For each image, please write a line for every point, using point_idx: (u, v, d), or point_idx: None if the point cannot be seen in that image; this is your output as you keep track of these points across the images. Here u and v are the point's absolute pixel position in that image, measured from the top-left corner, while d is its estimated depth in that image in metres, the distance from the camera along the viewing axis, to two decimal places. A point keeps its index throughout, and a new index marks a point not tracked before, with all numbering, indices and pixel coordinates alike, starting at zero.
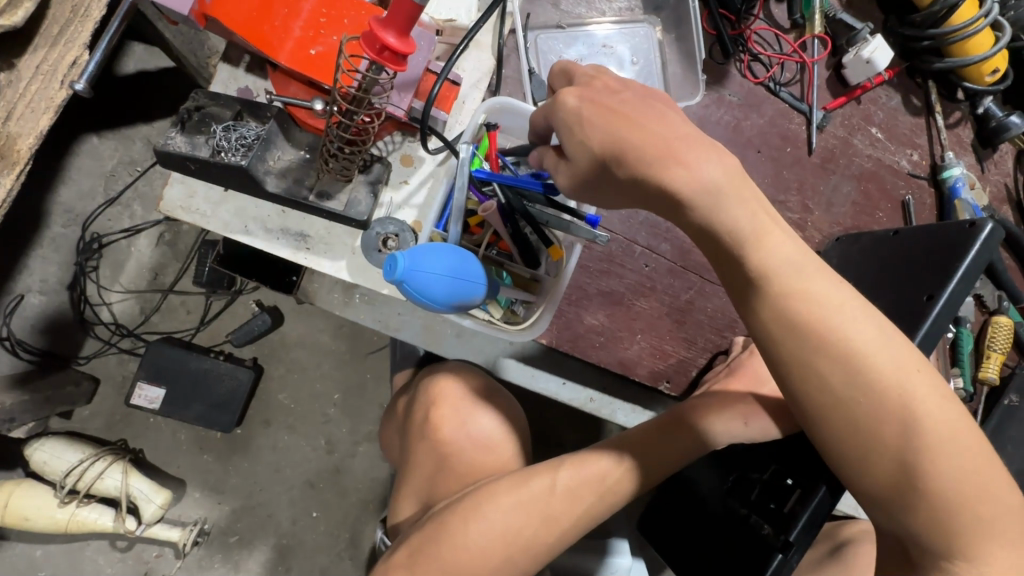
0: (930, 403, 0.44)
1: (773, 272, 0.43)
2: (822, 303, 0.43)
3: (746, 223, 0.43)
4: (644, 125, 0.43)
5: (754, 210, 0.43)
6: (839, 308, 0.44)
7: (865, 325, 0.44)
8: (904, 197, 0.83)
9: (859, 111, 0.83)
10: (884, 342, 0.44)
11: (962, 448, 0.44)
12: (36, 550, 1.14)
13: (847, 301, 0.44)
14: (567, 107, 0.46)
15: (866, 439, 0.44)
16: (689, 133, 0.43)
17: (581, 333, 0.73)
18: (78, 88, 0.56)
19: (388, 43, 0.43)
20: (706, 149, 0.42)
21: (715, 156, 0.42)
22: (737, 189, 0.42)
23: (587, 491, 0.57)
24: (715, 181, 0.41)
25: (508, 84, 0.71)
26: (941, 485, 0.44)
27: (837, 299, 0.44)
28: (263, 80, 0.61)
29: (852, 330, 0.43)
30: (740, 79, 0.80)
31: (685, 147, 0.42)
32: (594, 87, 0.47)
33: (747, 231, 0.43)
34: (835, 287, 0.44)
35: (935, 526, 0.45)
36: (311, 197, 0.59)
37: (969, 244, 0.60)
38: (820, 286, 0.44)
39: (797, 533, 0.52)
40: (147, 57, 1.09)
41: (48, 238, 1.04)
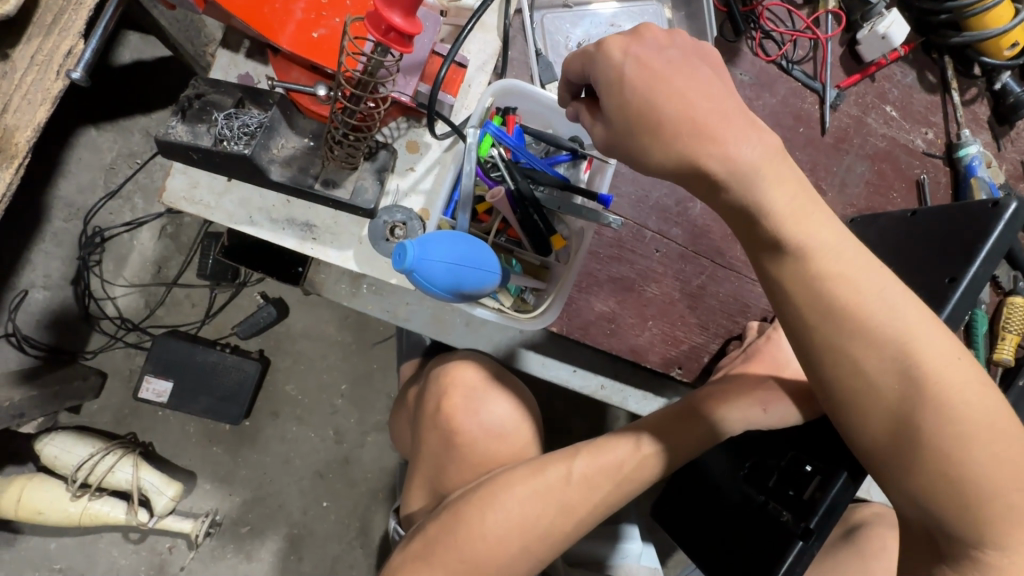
0: (965, 392, 0.43)
1: (811, 253, 0.42)
2: (855, 284, 0.43)
3: (781, 204, 0.41)
4: (684, 90, 0.42)
5: (789, 189, 0.42)
6: (874, 292, 0.43)
7: (899, 309, 0.43)
8: (918, 176, 0.81)
9: (873, 89, 0.81)
10: (917, 324, 0.43)
11: (1001, 439, 0.43)
12: (51, 543, 1.15)
13: (883, 283, 0.43)
14: (609, 60, 0.44)
15: (895, 425, 0.44)
16: (731, 106, 0.42)
17: (592, 320, 0.72)
18: (74, 76, 0.53)
19: (394, 23, 0.42)
20: (742, 125, 0.41)
21: (755, 136, 0.41)
22: (772, 167, 0.41)
23: (603, 478, 0.56)
24: (748, 157, 0.41)
25: (515, 66, 0.68)
26: (976, 478, 0.43)
27: (872, 280, 0.43)
28: (264, 66, 0.59)
29: (885, 313, 0.43)
30: (752, 57, 0.78)
31: (721, 120, 0.41)
32: (643, 38, 0.44)
33: (785, 210, 0.42)
34: (871, 272, 0.43)
35: (967, 517, 0.43)
36: (316, 185, 0.58)
37: (993, 224, 0.59)
38: (857, 268, 0.43)
39: (818, 520, 0.53)
40: (142, 46, 1.07)
41: (51, 232, 1.03)
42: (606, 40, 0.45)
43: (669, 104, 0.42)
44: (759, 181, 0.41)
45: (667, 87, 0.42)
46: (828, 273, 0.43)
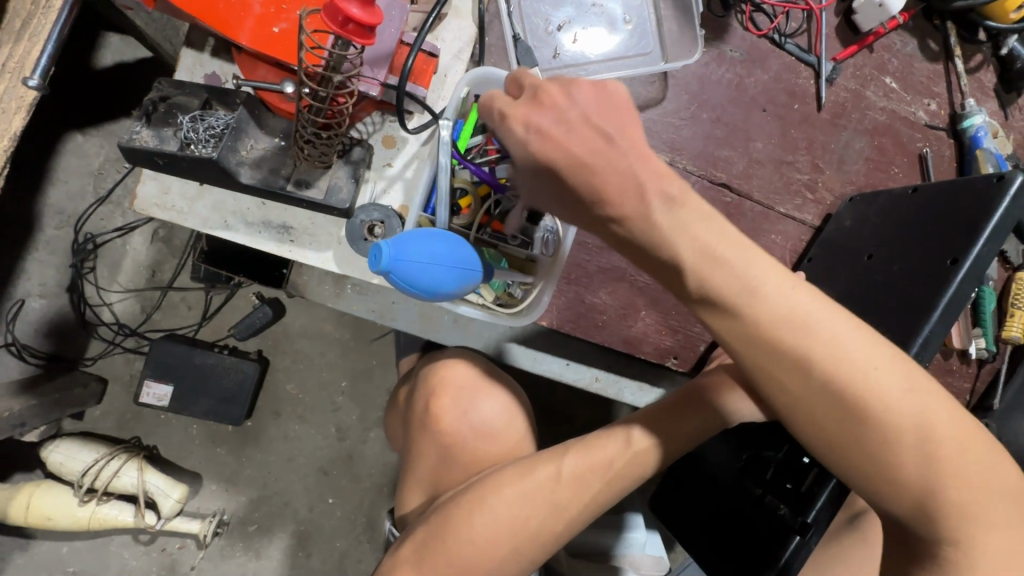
0: (914, 400, 0.43)
1: (726, 290, 0.41)
2: (778, 309, 0.42)
3: (689, 244, 0.40)
4: (601, 154, 0.40)
5: (696, 229, 0.40)
6: (803, 319, 0.42)
7: (832, 331, 0.42)
8: (921, 150, 0.78)
9: (871, 60, 0.78)
10: (856, 345, 0.42)
11: (956, 439, 0.43)
12: (62, 548, 1.15)
13: (806, 306, 0.42)
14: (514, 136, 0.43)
15: (844, 442, 0.44)
16: (643, 168, 0.40)
17: (582, 312, 0.71)
18: (31, 84, 0.52)
19: (352, 14, 0.40)
20: (643, 177, 0.40)
21: (650, 183, 0.40)
22: (674, 213, 0.40)
23: (593, 477, 0.55)
24: (653, 208, 0.40)
25: (492, 53, 0.66)
26: (939, 482, 0.42)
27: (795, 304, 0.42)
28: (231, 64, 0.57)
29: (817, 340, 0.42)
30: (742, 32, 0.75)
31: (624, 181, 0.40)
32: (542, 108, 0.42)
33: (694, 248, 0.40)
34: (799, 293, 0.42)
35: (947, 520, 0.42)
36: (288, 186, 0.56)
37: (996, 201, 0.56)
38: (780, 294, 0.42)
39: (815, 514, 0.53)
40: (123, 48, 1.05)
41: (43, 240, 1.02)
42: (506, 116, 0.43)
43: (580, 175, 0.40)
44: (663, 227, 0.40)
45: (579, 154, 0.40)
46: (755, 304, 0.41)
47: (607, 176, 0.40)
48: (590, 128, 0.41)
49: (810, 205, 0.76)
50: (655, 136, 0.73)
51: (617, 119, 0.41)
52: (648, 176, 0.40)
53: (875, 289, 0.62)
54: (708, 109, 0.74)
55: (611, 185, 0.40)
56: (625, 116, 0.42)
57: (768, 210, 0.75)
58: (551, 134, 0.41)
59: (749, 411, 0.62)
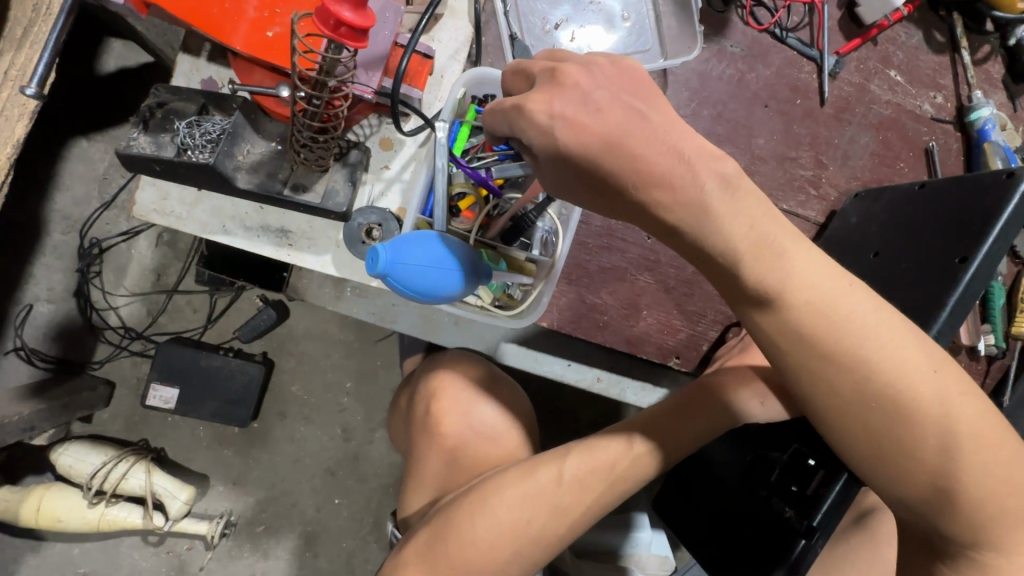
0: (954, 401, 0.42)
1: (778, 286, 0.39)
2: (829, 308, 0.40)
3: (741, 236, 0.37)
4: (627, 139, 0.37)
5: (750, 221, 0.37)
6: (853, 315, 0.40)
7: (879, 327, 0.41)
8: (927, 143, 0.77)
9: (876, 53, 0.77)
10: (902, 344, 0.41)
11: (988, 443, 0.42)
12: (73, 549, 1.17)
13: (857, 304, 0.41)
14: (535, 126, 0.40)
15: (879, 444, 0.43)
16: (694, 155, 0.36)
17: (583, 313, 0.70)
18: (28, 92, 0.53)
19: (344, 17, 0.39)
20: (694, 156, 0.36)
21: (703, 165, 0.36)
22: (728, 198, 0.36)
23: (595, 479, 0.55)
24: (709, 192, 0.36)
25: (489, 53, 0.66)
26: (967, 483, 0.42)
27: (845, 303, 0.40)
28: (226, 68, 0.57)
29: (864, 337, 0.40)
30: (743, 27, 0.74)
31: (672, 165, 0.36)
32: (564, 92, 0.39)
33: (746, 235, 0.37)
34: (847, 290, 0.41)
35: (960, 518, 0.43)
36: (285, 190, 0.56)
37: (1007, 197, 0.55)
38: (831, 290, 0.40)
39: (821, 517, 0.52)
40: (125, 53, 1.06)
41: (50, 246, 1.04)
42: (525, 106, 0.40)
43: (616, 161, 0.37)
44: (716, 210, 0.36)
45: (610, 139, 0.37)
46: (807, 298, 0.40)
47: (640, 164, 0.37)
48: (615, 107, 0.38)
49: (814, 201, 0.75)
50: None
51: (644, 96, 0.39)
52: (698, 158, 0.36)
53: (880, 286, 0.61)
54: (709, 105, 0.73)
55: (652, 170, 0.36)
56: (649, 93, 0.39)
57: (771, 207, 0.74)
58: (575, 119, 0.38)
59: (761, 412, 0.61)
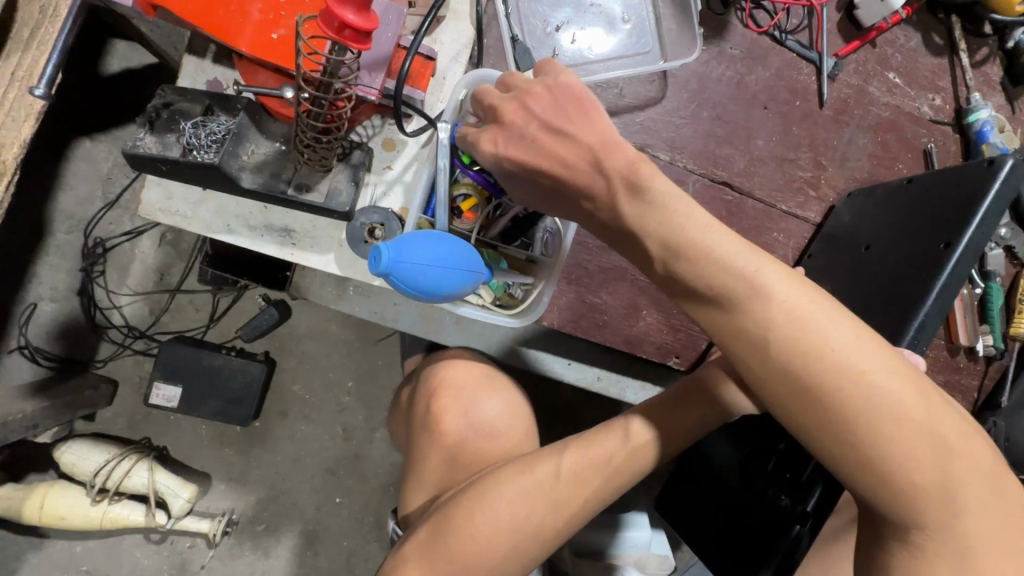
0: (903, 396, 0.40)
1: (720, 284, 0.42)
2: (781, 308, 0.41)
3: (660, 237, 0.43)
4: (553, 161, 0.46)
5: (675, 224, 0.42)
6: (782, 304, 0.41)
7: (838, 327, 0.40)
8: (926, 145, 0.77)
9: (874, 55, 0.77)
10: (841, 337, 0.40)
11: (937, 439, 0.41)
12: (76, 547, 1.17)
13: (812, 306, 0.41)
14: (486, 155, 0.50)
15: (819, 440, 0.42)
16: (612, 167, 0.44)
17: (584, 312, 0.71)
18: (36, 93, 0.53)
19: (347, 20, 0.40)
20: (609, 168, 0.44)
21: (615, 173, 0.43)
22: (643, 207, 0.43)
23: (592, 472, 0.55)
24: (621, 201, 0.43)
25: (490, 55, 0.66)
26: (911, 480, 0.41)
27: (797, 304, 0.41)
28: (232, 70, 0.58)
29: (796, 328, 0.40)
30: (743, 29, 0.75)
31: (589, 180, 0.45)
32: (505, 127, 0.48)
33: (655, 232, 0.43)
34: (780, 280, 0.41)
35: (911, 514, 0.42)
36: (289, 190, 0.57)
37: (987, 184, 0.56)
38: (782, 291, 0.41)
39: (814, 503, 0.53)
40: (129, 54, 1.07)
41: (54, 245, 1.05)
42: (478, 138, 0.51)
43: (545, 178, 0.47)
44: (631, 214, 0.43)
45: (541, 160, 0.47)
46: (730, 287, 0.41)
47: (562, 179, 0.46)
48: (546, 135, 0.46)
49: (812, 202, 0.75)
50: (655, 134, 0.73)
51: (576, 116, 0.46)
52: (614, 168, 0.43)
53: (873, 282, 0.61)
54: (708, 107, 0.74)
55: (573, 185, 0.46)
56: (583, 109, 0.46)
57: (770, 208, 0.75)
58: (516, 150, 0.48)
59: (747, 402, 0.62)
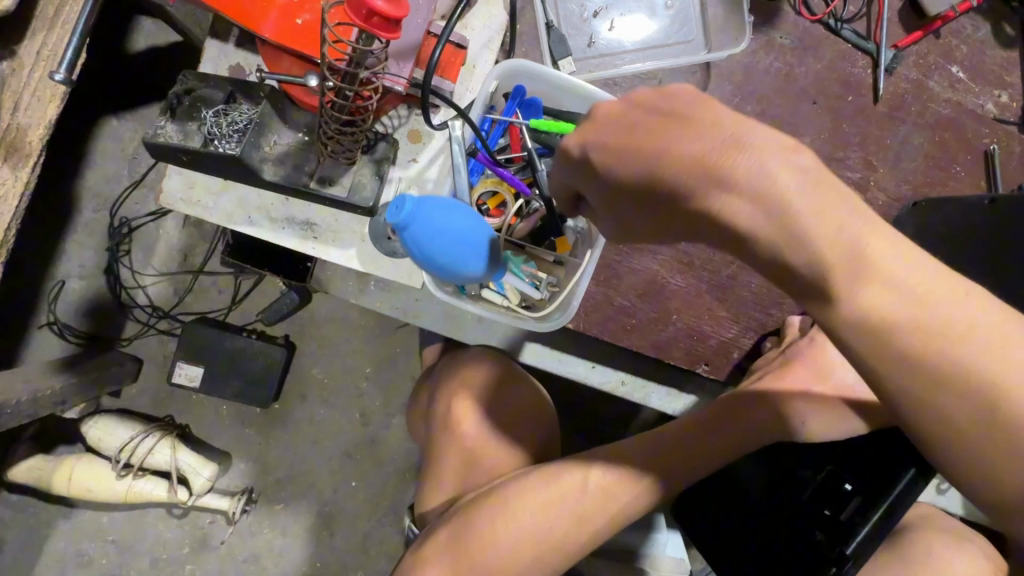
0: None
1: (879, 318, 0.34)
2: (935, 336, 0.34)
3: (830, 235, 0.33)
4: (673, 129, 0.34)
5: (835, 222, 0.33)
6: (972, 335, 0.34)
7: (1015, 353, 0.35)
8: (988, 146, 0.71)
9: (937, 47, 0.71)
10: None
11: None
12: (102, 517, 1.20)
13: (994, 327, 0.35)
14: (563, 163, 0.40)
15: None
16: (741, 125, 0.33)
17: (611, 315, 0.68)
18: (56, 78, 0.50)
19: (378, 8, 0.37)
20: (765, 149, 0.32)
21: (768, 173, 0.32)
22: (802, 192, 0.32)
23: (620, 489, 0.54)
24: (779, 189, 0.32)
25: (524, 41, 0.64)
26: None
27: (976, 325, 0.34)
28: (255, 55, 0.56)
29: (991, 366, 0.34)
30: (794, 17, 0.70)
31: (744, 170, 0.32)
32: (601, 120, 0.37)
33: (844, 234, 0.33)
34: (943, 274, 0.35)
35: None
36: (311, 183, 0.55)
37: None
38: (938, 291, 0.35)
39: (857, 545, 0.48)
40: (155, 32, 1.05)
41: (82, 223, 1.07)
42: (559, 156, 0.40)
43: (694, 177, 0.33)
44: (810, 209, 0.32)
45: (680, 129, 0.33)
46: (889, 308, 0.34)
47: (709, 166, 0.32)
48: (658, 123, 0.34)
49: (860, 205, 0.70)
50: None
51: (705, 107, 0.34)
52: (762, 144, 0.32)
53: None
54: (752, 101, 0.69)
55: (715, 171, 0.32)
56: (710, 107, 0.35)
57: None
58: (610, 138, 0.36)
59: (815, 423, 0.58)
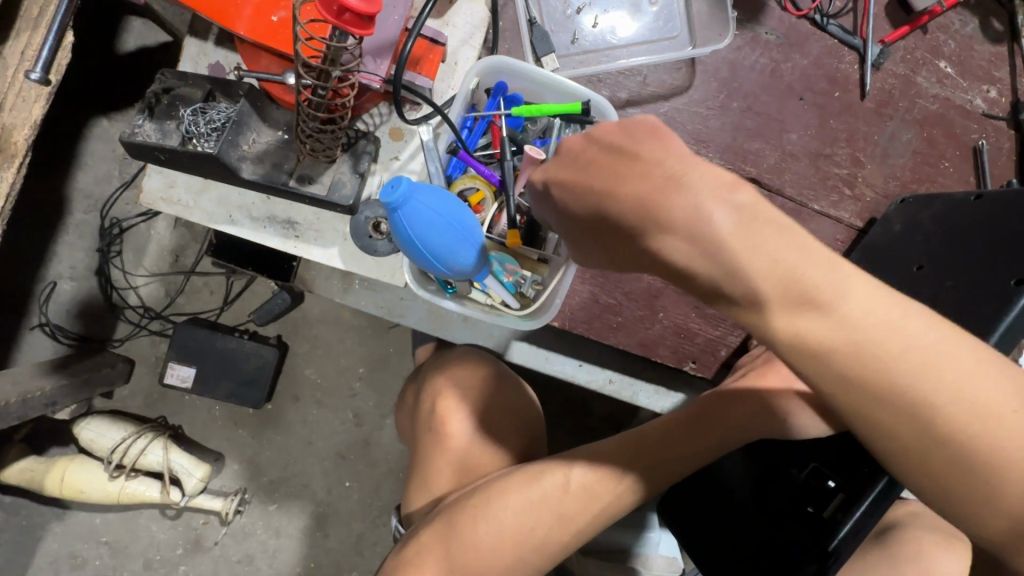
0: None
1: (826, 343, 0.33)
2: (883, 362, 0.33)
3: (769, 270, 0.31)
4: (613, 176, 0.34)
5: (774, 252, 0.31)
6: (919, 357, 0.33)
7: (959, 373, 0.34)
8: (976, 141, 0.71)
9: (925, 42, 0.71)
10: (983, 385, 0.34)
11: None
12: (96, 518, 1.20)
13: (942, 346, 0.34)
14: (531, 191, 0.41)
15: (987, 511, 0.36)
16: (677, 165, 0.32)
17: (597, 313, 0.67)
18: (32, 77, 0.50)
19: (349, 4, 0.37)
20: (697, 183, 0.31)
21: (709, 197, 0.31)
22: (743, 227, 0.31)
23: (603, 488, 0.54)
24: (717, 223, 0.30)
25: (506, 38, 0.64)
26: (1006, 478, 0.35)
27: (924, 347, 0.33)
28: (235, 53, 0.56)
29: (937, 389, 0.34)
30: (780, 12, 0.69)
31: (683, 209, 0.31)
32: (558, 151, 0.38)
33: (782, 265, 0.31)
34: (889, 298, 0.34)
35: None
36: (291, 181, 0.55)
37: None
38: (887, 316, 0.33)
39: (837, 543, 0.50)
40: (145, 32, 1.06)
41: (72, 224, 1.05)
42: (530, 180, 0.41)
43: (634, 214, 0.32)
44: (754, 242, 0.31)
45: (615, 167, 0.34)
46: (837, 344, 0.33)
47: (649, 196, 0.32)
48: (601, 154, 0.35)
49: (848, 202, 0.70)
50: (680, 126, 0.68)
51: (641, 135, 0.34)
52: (697, 179, 0.31)
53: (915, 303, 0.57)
54: (739, 98, 0.69)
55: (653, 206, 0.32)
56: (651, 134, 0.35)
57: (801, 207, 0.70)
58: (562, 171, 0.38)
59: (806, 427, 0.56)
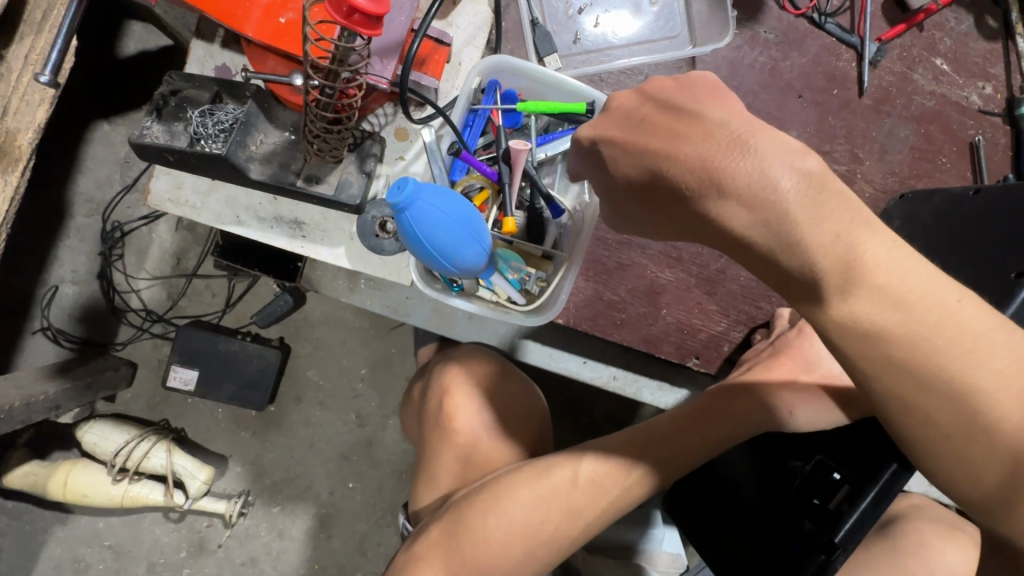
0: None
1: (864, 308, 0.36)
2: (908, 323, 0.36)
3: (818, 234, 0.34)
4: (670, 138, 0.37)
5: (823, 218, 0.34)
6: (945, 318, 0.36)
7: (981, 343, 0.37)
8: (973, 137, 0.72)
9: (921, 40, 0.72)
10: (1005, 350, 0.37)
11: None
12: (99, 522, 1.20)
13: (965, 317, 0.37)
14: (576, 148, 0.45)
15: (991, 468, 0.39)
16: (743, 129, 0.35)
17: (601, 310, 0.68)
18: (41, 80, 0.51)
19: (359, 5, 0.37)
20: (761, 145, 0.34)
21: (772, 160, 0.33)
22: (796, 191, 0.33)
23: (611, 482, 0.54)
24: (775, 186, 0.33)
25: (509, 38, 0.65)
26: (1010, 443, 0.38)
27: (950, 312, 0.37)
28: (241, 55, 0.56)
29: (958, 352, 0.37)
30: (778, 12, 0.70)
31: (744, 168, 0.34)
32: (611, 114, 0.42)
33: (833, 231, 0.34)
34: (939, 280, 0.37)
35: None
36: (298, 182, 0.55)
37: None
38: (917, 282, 0.36)
39: (844, 534, 0.48)
40: (145, 36, 1.06)
41: (74, 228, 1.05)
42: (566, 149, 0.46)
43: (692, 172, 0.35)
44: (809, 207, 0.34)
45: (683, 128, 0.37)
46: (872, 307, 0.36)
47: (715, 153, 0.35)
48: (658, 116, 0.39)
49: None
50: None
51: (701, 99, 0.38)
52: (763, 145, 0.34)
53: None
54: (739, 96, 0.69)
55: (714, 165, 0.34)
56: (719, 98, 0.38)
57: None
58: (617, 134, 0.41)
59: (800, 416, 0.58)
